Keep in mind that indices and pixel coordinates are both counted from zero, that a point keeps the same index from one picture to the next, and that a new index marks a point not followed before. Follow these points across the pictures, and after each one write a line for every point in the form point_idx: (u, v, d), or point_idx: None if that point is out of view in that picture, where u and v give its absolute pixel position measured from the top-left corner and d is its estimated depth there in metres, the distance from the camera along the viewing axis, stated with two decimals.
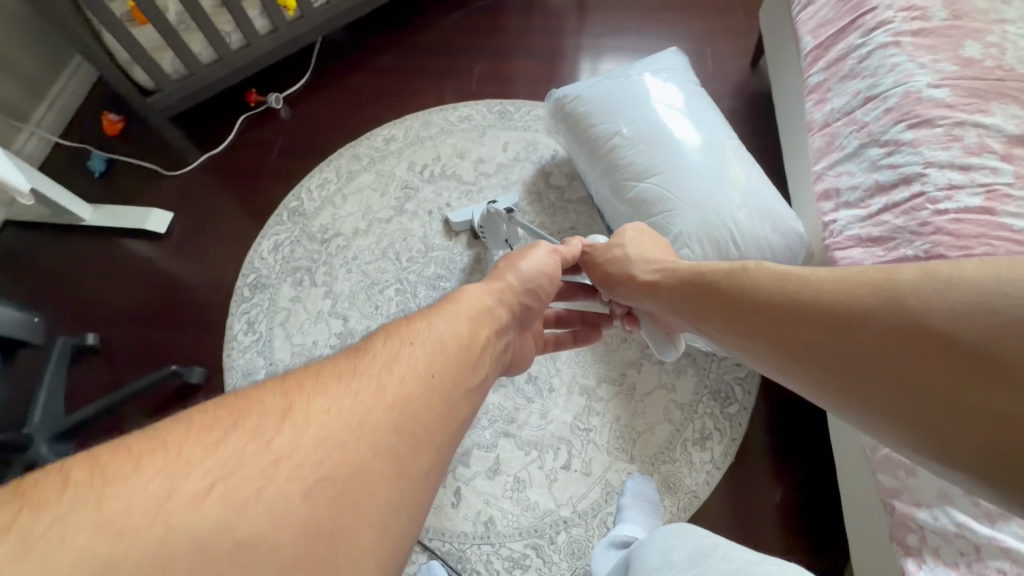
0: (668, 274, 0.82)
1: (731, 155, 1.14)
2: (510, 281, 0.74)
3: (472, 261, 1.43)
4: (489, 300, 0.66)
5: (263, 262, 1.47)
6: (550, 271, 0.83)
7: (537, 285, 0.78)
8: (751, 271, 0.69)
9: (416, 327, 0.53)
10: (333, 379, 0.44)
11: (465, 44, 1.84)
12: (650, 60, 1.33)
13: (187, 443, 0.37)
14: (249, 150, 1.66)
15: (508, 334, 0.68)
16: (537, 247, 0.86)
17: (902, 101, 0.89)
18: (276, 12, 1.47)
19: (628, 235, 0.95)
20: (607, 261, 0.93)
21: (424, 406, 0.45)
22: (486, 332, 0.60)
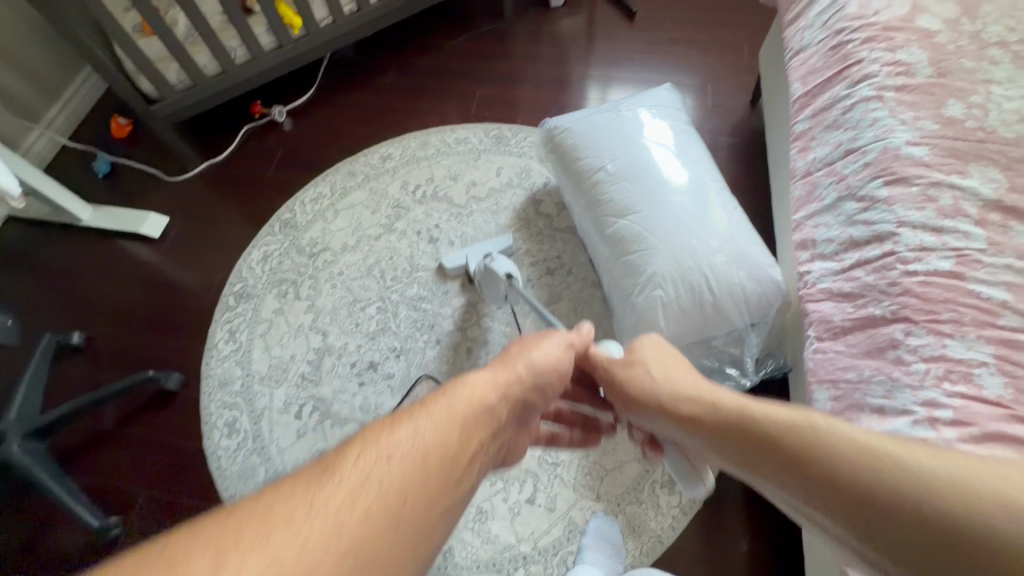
0: (708, 409, 0.60)
1: (714, 197, 1.14)
2: (520, 369, 0.60)
3: (465, 304, 1.40)
4: (494, 390, 0.54)
5: (250, 272, 1.49)
6: (566, 365, 0.67)
7: (549, 379, 0.64)
8: (818, 429, 0.50)
9: (398, 433, 0.44)
10: (279, 522, 0.36)
11: (469, 67, 1.87)
12: (644, 96, 1.33)
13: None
14: (249, 161, 1.69)
15: (511, 430, 0.57)
16: (552, 336, 0.69)
17: (880, 157, 0.88)
18: (281, 30, 1.51)
19: (647, 350, 0.73)
20: (630, 382, 0.70)
21: (386, 551, 0.38)
22: (482, 435, 0.50)
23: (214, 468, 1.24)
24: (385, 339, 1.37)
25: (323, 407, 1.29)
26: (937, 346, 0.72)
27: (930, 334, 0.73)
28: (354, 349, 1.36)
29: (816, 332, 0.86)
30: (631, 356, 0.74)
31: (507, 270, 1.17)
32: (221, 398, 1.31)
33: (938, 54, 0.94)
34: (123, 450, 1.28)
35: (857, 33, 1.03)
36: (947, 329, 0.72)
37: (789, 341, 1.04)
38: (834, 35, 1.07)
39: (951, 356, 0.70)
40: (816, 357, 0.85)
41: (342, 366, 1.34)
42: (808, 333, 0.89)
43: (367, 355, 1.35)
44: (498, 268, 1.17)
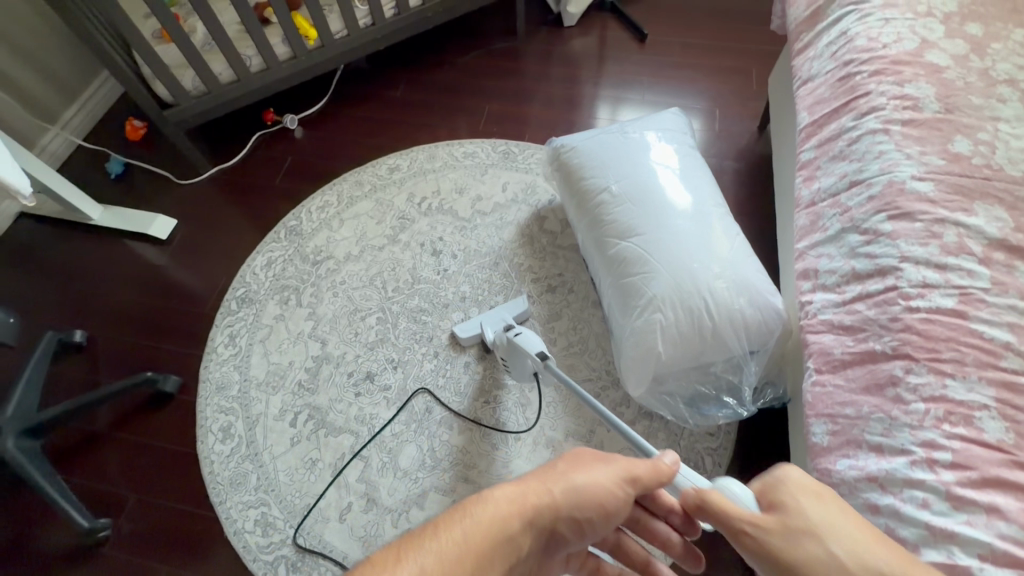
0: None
1: (717, 221, 1.14)
2: (551, 495, 0.54)
3: (483, 373, 1.32)
4: (516, 516, 0.50)
5: (254, 277, 1.49)
6: (614, 497, 0.58)
7: (590, 513, 0.55)
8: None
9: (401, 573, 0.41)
10: None
11: (480, 83, 1.89)
12: (652, 118, 1.34)
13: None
14: (259, 167, 1.71)
15: (534, 563, 0.52)
16: (607, 461, 0.60)
17: (885, 190, 0.88)
18: (297, 41, 1.54)
19: (805, 507, 0.56)
20: (800, 563, 0.53)
21: None
22: (494, 572, 0.46)
23: (206, 474, 1.24)
24: (383, 350, 1.37)
25: (319, 416, 1.29)
26: (938, 386, 0.70)
27: (931, 373, 0.71)
28: (352, 359, 1.36)
29: (815, 364, 0.85)
30: (789, 517, 0.55)
31: (540, 350, 1.06)
32: (217, 402, 1.31)
33: (946, 89, 0.94)
34: (117, 451, 1.28)
35: (864, 66, 1.04)
36: (949, 368, 0.71)
37: (787, 370, 1.04)
38: (842, 67, 1.08)
39: (952, 397, 0.69)
40: (814, 390, 0.84)
41: (340, 375, 1.34)
42: (807, 364, 0.88)
43: (365, 365, 1.35)
44: (528, 345, 1.07)
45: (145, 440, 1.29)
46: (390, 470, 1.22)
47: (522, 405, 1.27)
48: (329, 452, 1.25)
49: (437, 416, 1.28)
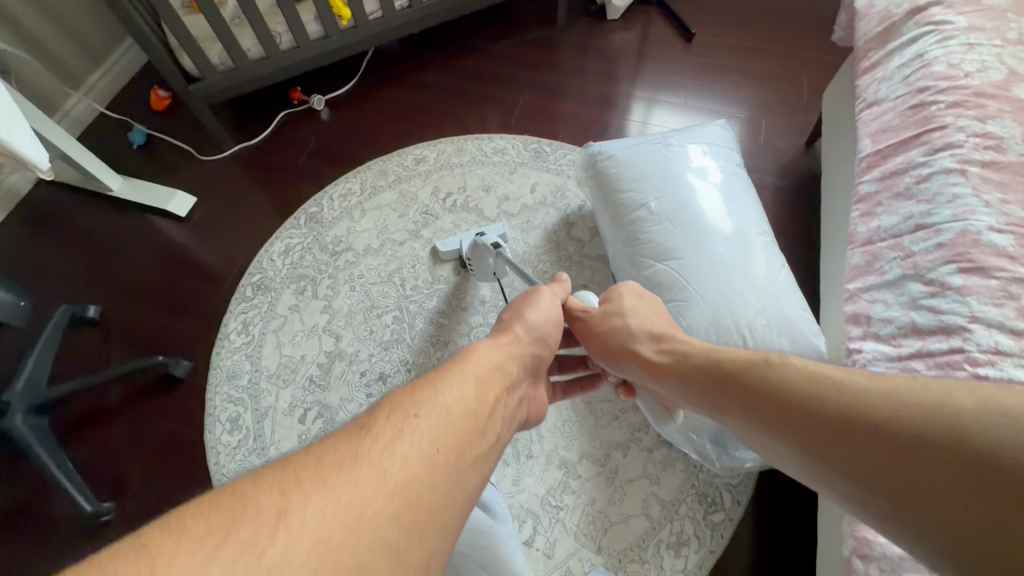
0: (680, 357, 0.79)
1: (759, 251, 1.07)
2: (517, 333, 0.81)
3: (456, 285, 1.41)
4: (493, 355, 0.69)
5: (270, 264, 1.46)
6: (554, 316, 0.91)
7: (547, 330, 0.87)
8: (777, 365, 0.64)
9: (420, 400, 0.53)
10: (329, 472, 0.42)
11: (515, 74, 1.81)
12: (695, 130, 1.27)
13: (177, 563, 0.34)
14: (282, 147, 1.66)
15: (518, 388, 0.71)
16: (542, 298, 0.93)
17: (957, 239, 0.81)
18: (329, 20, 1.47)
19: (624, 301, 0.95)
20: (605, 328, 0.92)
21: (427, 487, 0.45)
22: (492, 395, 0.61)
23: (212, 463, 1.22)
24: (398, 351, 1.33)
25: (328, 415, 1.26)
26: None
27: None
28: (365, 357, 1.32)
29: None
30: (609, 307, 0.95)
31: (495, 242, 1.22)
32: (227, 392, 1.29)
33: None
34: (123, 431, 1.26)
35: (942, 95, 0.95)
36: None
37: None
38: (915, 94, 1.00)
39: None
40: None
41: (352, 374, 1.31)
42: None
43: (378, 365, 1.32)
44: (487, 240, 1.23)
45: (152, 423, 1.27)
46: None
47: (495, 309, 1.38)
48: None
49: None
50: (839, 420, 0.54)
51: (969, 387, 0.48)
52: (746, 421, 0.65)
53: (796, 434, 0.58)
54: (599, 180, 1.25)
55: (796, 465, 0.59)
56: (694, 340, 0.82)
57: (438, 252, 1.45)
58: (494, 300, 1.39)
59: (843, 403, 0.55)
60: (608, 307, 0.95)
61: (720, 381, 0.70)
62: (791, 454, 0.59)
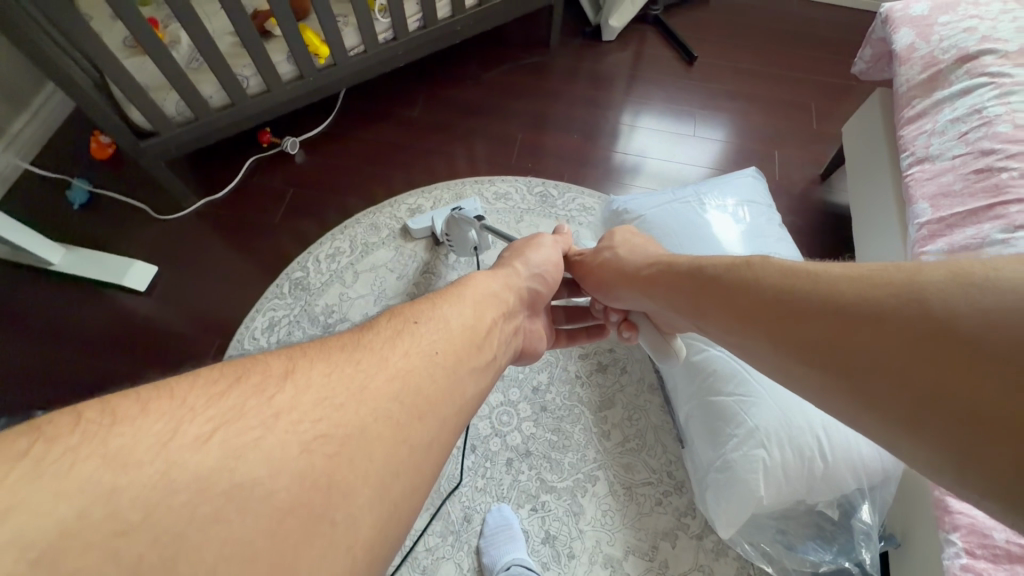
0: (668, 270, 0.77)
1: None
2: (517, 268, 0.81)
3: (429, 258, 1.39)
4: (494, 283, 0.71)
5: (254, 344, 1.27)
6: (557, 260, 0.89)
7: (546, 268, 0.85)
8: (759, 266, 0.63)
9: (421, 310, 0.56)
10: (334, 350, 0.46)
11: (508, 104, 1.66)
12: (726, 184, 1.17)
13: (190, 393, 0.38)
14: (251, 200, 1.46)
15: (516, 319, 0.72)
16: (542, 241, 0.91)
17: None
18: (304, 60, 1.28)
19: (618, 236, 0.93)
20: (598, 263, 0.92)
21: (429, 379, 0.48)
22: (493, 314, 0.64)
23: None
24: None
25: None
26: None
27: None
28: None
29: (965, 542, 0.72)
30: (603, 245, 0.94)
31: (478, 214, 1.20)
32: None
33: None
34: None
35: (1011, 161, 0.88)
36: None
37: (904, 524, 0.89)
38: (978, 155, 0.92)
39: None
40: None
41: None
42: (949, 538, 0.74)
43: None
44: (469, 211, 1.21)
45: None
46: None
47: None
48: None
49: (477, 526, 1.10)
50: (815, 310, 0.52)
51: (940, 264, 0.45)
52: (716, 317, 0.66)
53: (772, 328, 0.57)
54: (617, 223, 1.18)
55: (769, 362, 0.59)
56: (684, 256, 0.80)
57: (410, 231, 1.41)
58: (469, 270, 1.37)
59: (820, 296, 0.53)
60: (601, 244, 0.94)
61: (700, 289, 0.69)
62: (762, 351, 0.59)
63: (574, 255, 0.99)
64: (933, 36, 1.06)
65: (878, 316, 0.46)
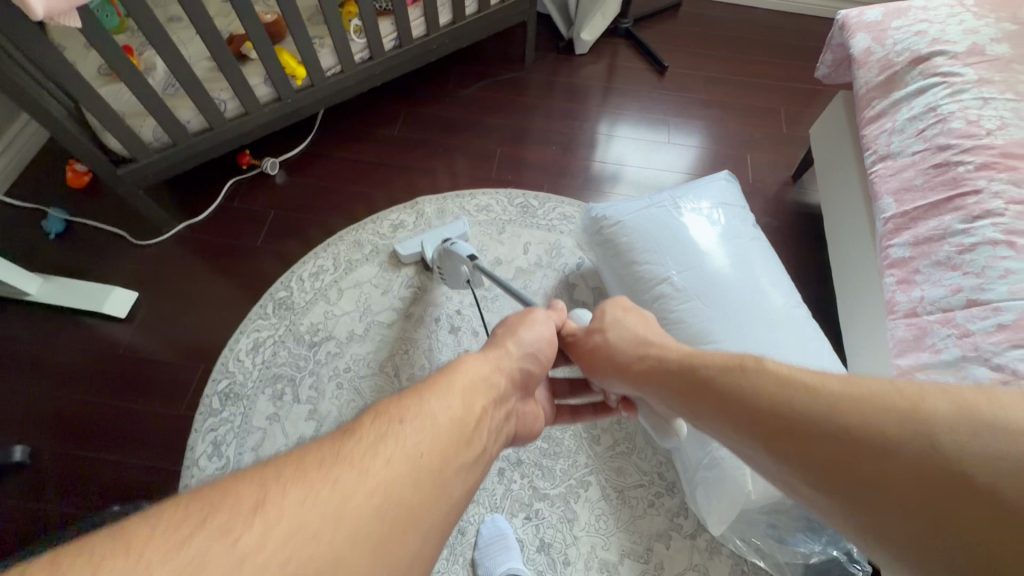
0: (657, 364, 0.73)
1: (793, 331, 0.99)
2: (508, 348, 0.73)
3: (417, 286, 1.38)
4: (486, 365, 0.64)
5: (238, 365, 1.26)
6: (551, 336, 0.82)
7: (538, 347, 0.77)
8: (751, 369, 0.61)
9: (408, 404, 0.50)
10: (309, 467, 0.41)
11: (487, 119, 1.69)
12: (700, 187, 1.20)
13: (150, 544, 0.34)
14: (233, 223, 1.46)
15: (508, 402, 0.65)
16: (534, 318, 0.83)
17: (1021, 320, 0.77)
18: (281, 81, 1.30)
19: (608, 315, 0.87)
20: (588, 345, 0.86)
21: (412, 488, 0.43)
22: (486, 400, 0.58)
23: None
24: None
25: None
26: None
27: None
28: None
29: None
30: (595, 322, 0.88)
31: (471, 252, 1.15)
32: None
33: None
34: None
35: (967, 155, 0.92)
36: None
37: None
38: (936, 151, 0.96)
39: None
40: None
41: None
42: None
43: None
44: (460, 250, 1.17)
45: None
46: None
47: (466, 325, 1.33)
48: None
49: (471, 537, 1.09)
50: (821, 431, 0.50)
51: (946, 392, 0.46)
52: (710, 419, 0.63)
53: (772, 442, 0.54)
54: (601, 241, 1.19)
55: (769, 471, 0.55)
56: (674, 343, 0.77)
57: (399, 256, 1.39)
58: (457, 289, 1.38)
59: (820, 413, 0.51)
60: (592, 325, 0.87)
61: (692, 387, 0.66)
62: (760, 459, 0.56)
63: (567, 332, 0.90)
64: (887, 40, 1.11)
65: (887, 453, 0.45)
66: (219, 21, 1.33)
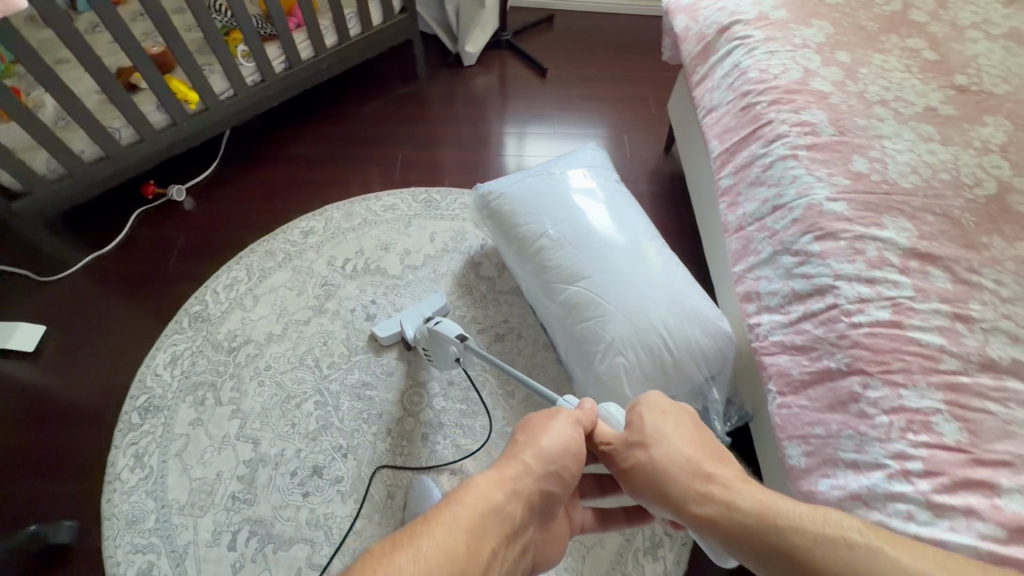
0: (725, 512, 0.65)
1: (655, 258, 1.15)
2: (526, 464, 0.67)
3: (404, 369, 1.32)
4: (498, 489, 0.62)
5: (157, 379, 1.28)
6: (575, 446, 0.72)
7: (562, 463, 0.68)
8: (850, 543, 0.57)
9: (403, 554, 0.52)
10: None
11: (388, 130, 1.82)
12: (572, 157, 1.35)
13: None
14: (143, 250, 1.50)
15: (522, 532, 0.63)
16: (558, 417, 0.74)
17: (806, 213, 0.95)
18: (174, 106, 1.38)
19: (647, 424, 0.76)
20: (628, 464, 0.74)
21: None
22: (492, 540, 0.58)
23: None
24: (328, 438, 1.22)
25: (251, 518, 1.13)
26: (895, 397, 0.75)
27: (886, 385, 0.76)
28: (292, 455, 1.20)
29: (777, 386, 0.89)
30: (633, 432, 0.76)
31: (461, 332, 1.10)
32: (131, 541, 1.10)
33: (835, 114, 1.04)
34: None
35: (762, 96, 1.12)
36: (900, 378, 0.76)
37: (745, 389, 1.08)
38: (741, 97, 1.16)
39: (909, 406, 0.74)
40: (782, 413, 0.87)
41: (281, 477, 1.17)
42: (768, 386, 0.91)
43: (309, 460, 1.19)
44: (447, 331, 1.12)
45: None
46: (296, 436, 1.22)
47: (383, 313, 1.41)
48: (280, 570, 1.08)
49: (401, 500, 1.16)
50: None
51: None
52: None
53: None
54: (499, 223, 1.28)
55: None
56: (736, 472, 0.70)
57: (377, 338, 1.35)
58: (370, 283, 1.46)
59: None
60: (634, 437, 0.75)
61: (773, 553, 0.60)
62: None
63: (600, 443, 0.78)
64: (699, 18, 1.33)
65: None
66: (108, 59, 1.41)
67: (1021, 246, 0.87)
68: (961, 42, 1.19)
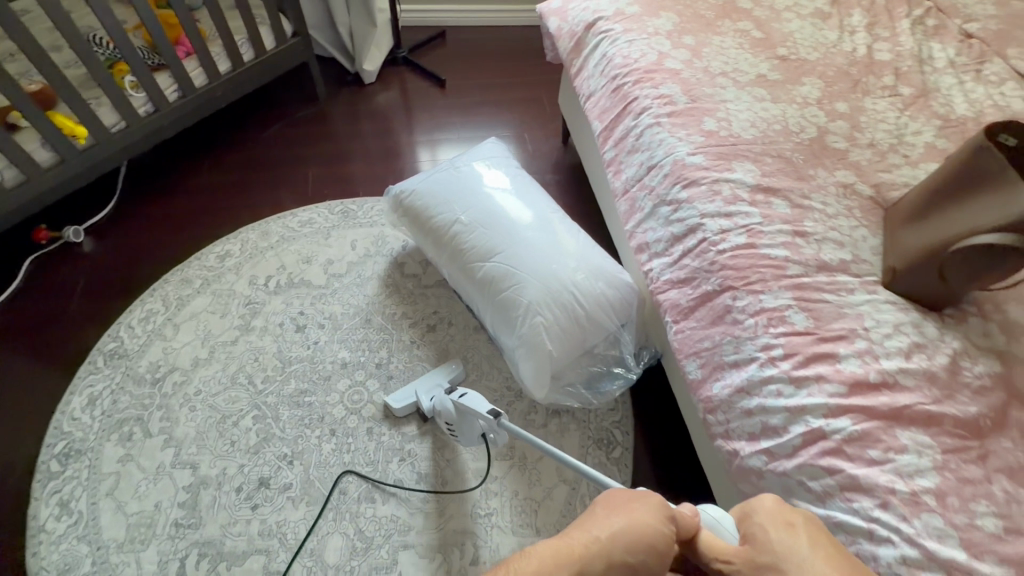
0: None
1: (560, 228, 1.27)
2: (598, 542, 0.58)
3: (430, 446, 1.24)
4: (562, 565, 0.55)
5: (75, 423, 1.22)
6: (663, 541, 0.60)
7: (640, 556, 0.58)
8: None
9: None
10: None
11: (296, 151, 1.84)
12: (476, 151, 1.45)
13: None
14: (42, 297, 1.42)
15: None
16: (644, 499, 0.64)
17: (673, 168, 1.11)
18: (61, 142, 1.34)
19: (774, 539, 0.66)
20: None
21: None
22: None
23: None
24: (271, 448, 1.22)
25: (199, 541, 1.10)
26: (756, 302, 0.91)
27: (749, 294, 0.92)
28: (235, 472, 1.18)
29: (672, 316, 1.02)
30: (758, 551, 0.66)
31: (495, 410, 1.02)
32: None
33: (686, 86, 1.23)
34: None
35: (627, 77, 1.28)
36: (759, 287, 0.92)
37: (653, 330, 1.22)
38: (612, 81, 1.32)
39: (768, 306, 0.89)
40: (679, 336, 1.00)
41: (226, 495, 1.16)
42: (665, 318, 1.05)
43: (253, 473, 1.19)
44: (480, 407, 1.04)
45: None
46: (237, 452, 1.21)
47: (313, 323, 1.43)
48: None
49: (353, 494, 1.18)
50: None
51: None
52: None
53: None
54: (414, 219, 1.36)
55: None
56: None
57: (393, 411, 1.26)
58: (295, 295, 1.47)
59: None
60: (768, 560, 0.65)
61: None
62: None
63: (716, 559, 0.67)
64: (568, 18, 1.49)
65: None
66: None
67: (839, 173, 1.08)
68: (779, 22, 1.43)
